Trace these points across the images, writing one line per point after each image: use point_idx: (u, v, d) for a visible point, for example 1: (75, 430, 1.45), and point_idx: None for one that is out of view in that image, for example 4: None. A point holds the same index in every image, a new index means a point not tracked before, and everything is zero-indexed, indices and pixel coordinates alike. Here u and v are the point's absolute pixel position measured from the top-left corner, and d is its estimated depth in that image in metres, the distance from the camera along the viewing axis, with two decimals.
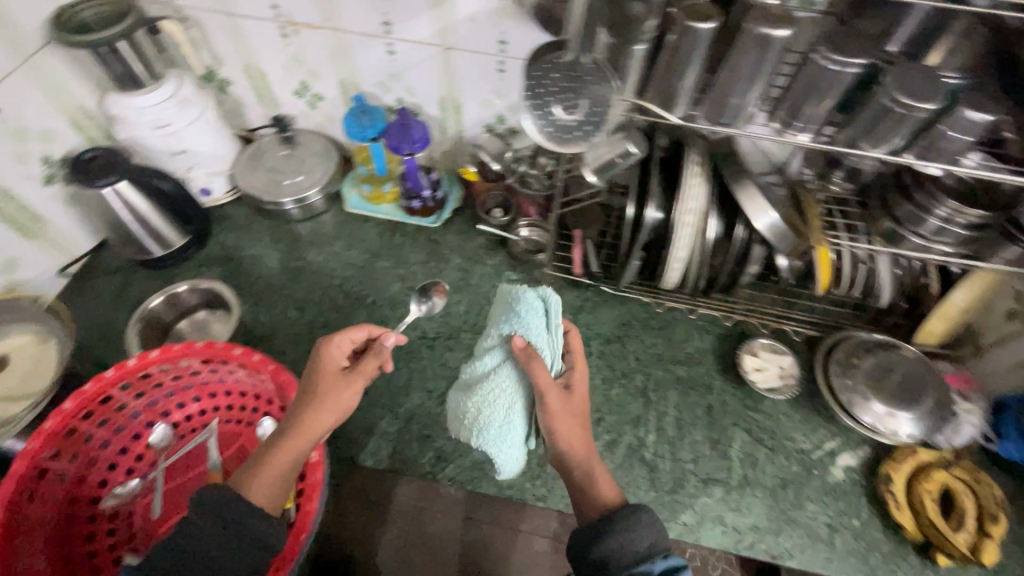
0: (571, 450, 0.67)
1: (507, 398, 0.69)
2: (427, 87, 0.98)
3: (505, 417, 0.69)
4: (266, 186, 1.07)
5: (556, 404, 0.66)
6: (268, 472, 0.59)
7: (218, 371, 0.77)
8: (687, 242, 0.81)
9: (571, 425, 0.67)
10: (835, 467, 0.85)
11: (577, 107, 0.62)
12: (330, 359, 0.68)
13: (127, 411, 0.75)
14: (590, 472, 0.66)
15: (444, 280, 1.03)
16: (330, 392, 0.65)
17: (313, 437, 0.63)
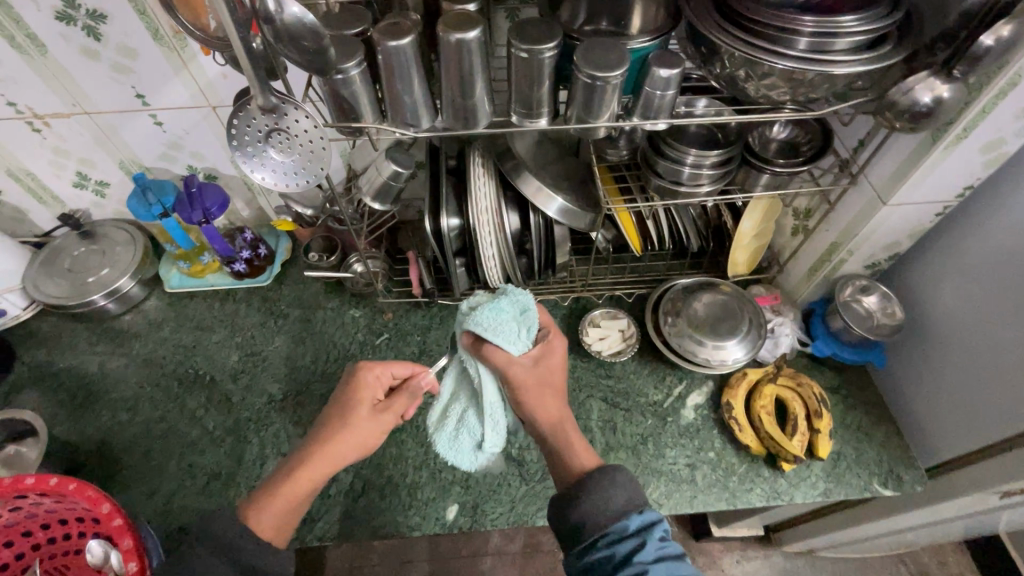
0: (545, 420, 0.70)
1: (463, 402, 0.78)
2: (212, 149, 0.95)
3: (460, 419, 0.78)
4: (68, 289, 0.99)
5: (519, 378, 0.71)
6: (277, 500, 0.65)
7: (21, 506, 0.67)
8: (492, 240, 0.84)
9: (540, 395, 0.71)
10: (686, 408, 0.90)
11: (290, 145, 0.55)
12: (362, 389, 0.73)
13: None
14: (564, 437, 0.69)
15: (285, 335, 0.99)
16: (356, 423, 0.70)
17: (326, 469, 0.68)
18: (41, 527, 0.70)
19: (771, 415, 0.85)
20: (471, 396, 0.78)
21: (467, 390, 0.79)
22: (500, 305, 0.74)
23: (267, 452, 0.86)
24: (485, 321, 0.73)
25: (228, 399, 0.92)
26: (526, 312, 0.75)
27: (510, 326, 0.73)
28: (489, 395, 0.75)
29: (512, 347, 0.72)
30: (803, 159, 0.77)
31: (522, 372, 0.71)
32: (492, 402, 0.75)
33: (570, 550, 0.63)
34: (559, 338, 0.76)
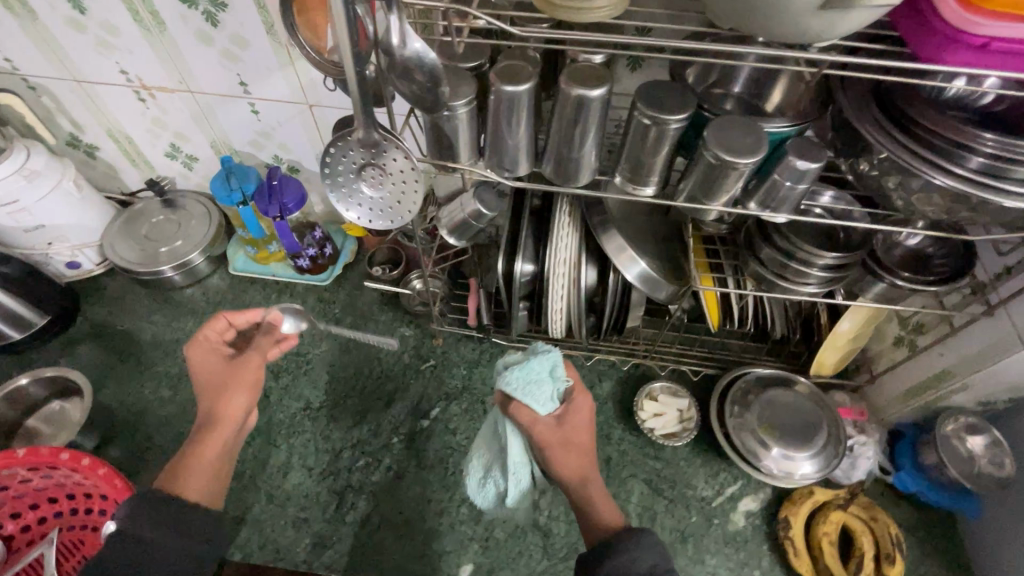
0: (568, 478, 0.62)
1: (490, 456, 0.72)
2: (301, 144, 0.95)
3: (485, 471, 0.73)
4: (140, 255, 1.00)
5: (541, 438, 0.63)
6: (201, 461, 0.58)
7: (51, 477, 0.69)
8: (563, 293, 0.79)
9: (565, 456, 0.62)
10: (736, 513, 0.82)
11: (385, 181, 0.51)
12: (201, 351, 0.64)
13: None
14: (589, 497, 0.61)
15: (333, 341, 0.98)
16: (223, 373, 0.63)
17: (224, 424, 0.61)
18: (62, 495, 0.71)
19: (833, 545, 0.76)
20: (498, 455, 0.71)
21: (493, 442, 0.72)
22: (530, 364, 0.67)
23: (293, 461, 0.84)
24: (516, 380, 0.66)
25: (266, 396, 0.90)
26: (558, 371, 0.67)
27: (541, 385, 0.65)
28: (516, 455, 0.68)
29: (540, 407, 0.64)
30: (934, 276, 0.68)
31: (547, 432, 0.63)
32: (518, 463, 0.68)
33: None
34: (584, 396, 0.67)
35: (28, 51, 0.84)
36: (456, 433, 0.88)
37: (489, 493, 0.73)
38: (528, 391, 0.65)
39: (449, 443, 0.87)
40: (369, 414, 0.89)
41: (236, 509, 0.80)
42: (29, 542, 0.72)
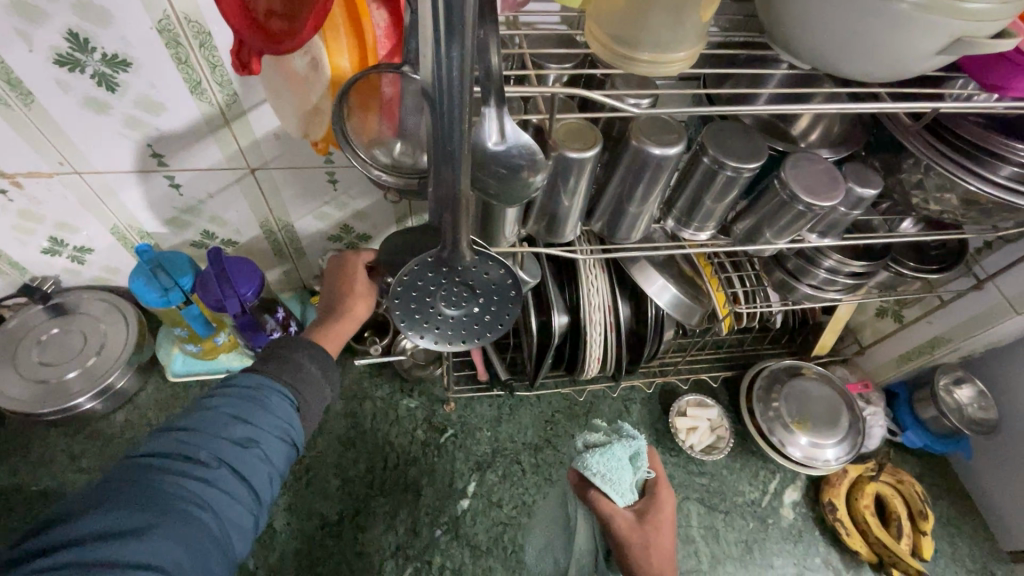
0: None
1: (560, 529, 0.71)
2: (240, 213, 0.77)
3: (548, 543, 0.72)
4: (39, 390, 0.77)
5: (619, 535, 0.56)
6: (336, 327, 0.58)
7: None
8: (600, 340, 0.73)
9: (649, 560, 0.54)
10: (785, 507, 0.85)
11: (466, 298, 0.41)
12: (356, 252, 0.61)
13: None
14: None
15: (329, 435, 0.83)
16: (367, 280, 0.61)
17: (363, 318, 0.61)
18: None
19: (875, 515, 0.82)
20: (565, 538, 0.70)
21: (563, 522, 0.72)
22: (610, 449, 0.62)
23: None
24: (597, 464, 0.60)
25: (269, 525, 0.75)
26: (640, 460, 0.63)
27: (623, 473, 0.60)
28: (583, 542, 0.65)
29: (617, 497, 0.59)
30: (935, 264, 0.72)
31: (626, 527, 0.56)
32: (585, 552, 0.64)
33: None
34: (669, 494, 0.61)
35: None
36: (502, 505, 0.80)
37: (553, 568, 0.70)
38: (609, 478, 0.59)
39: (498, 520, 0.79)
40: (400, 512, 0.78)
41: None
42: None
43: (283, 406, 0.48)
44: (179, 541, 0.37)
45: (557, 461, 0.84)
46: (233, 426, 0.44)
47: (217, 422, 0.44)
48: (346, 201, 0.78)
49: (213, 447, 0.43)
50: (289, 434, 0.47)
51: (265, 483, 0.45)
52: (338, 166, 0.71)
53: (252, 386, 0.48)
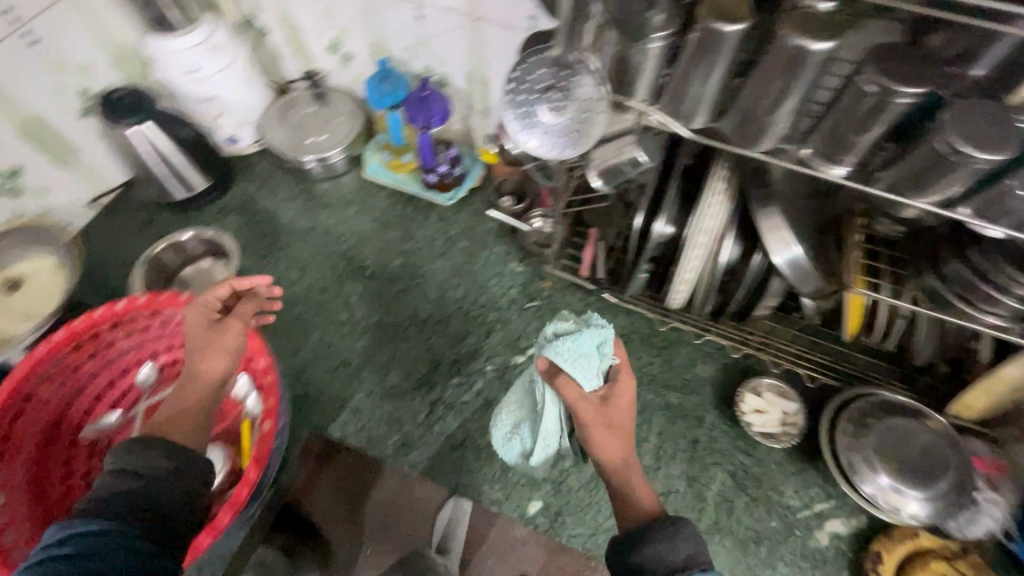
0: (610, 461, 0.59)
1: (522, 411, 0.72)
2: (456, 58, 0.93)
3: (514, 425, 0.73)
4: (289, 142, 1.07)
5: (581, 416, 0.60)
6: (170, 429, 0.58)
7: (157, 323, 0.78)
8: (696, 265, 0.74)
9: (607, 438, 0.58)
10: (821, 531, 0.78)
11: (564, 108, 0.57)
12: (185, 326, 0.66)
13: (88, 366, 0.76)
14: (627, 482, 0.58)
15: (447, 260, 1.00)
16: (210, 350, 0.64)
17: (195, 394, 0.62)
18: (177, 344, 0.80)
19: None
20: (532, 416, 0.71)
21: (529, 403, 0.72)
22: (580, 335, 0.63)
23: (394, 363, 0.90)
24: (565, 351, 0.62)
25: (379, 298, 0.96)
26: (608, 348, 0.63)
27: (591, 360, 0.62)
28: (548, 423, 0.67)
29: (584, 383, 0.61)
30: None
31: (590, 411, 0.59)
32: (550, 428, 0.67)
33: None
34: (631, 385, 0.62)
35: None
36: None
37: (513, 444, 0.74)
38: (576, 363, 0.62)
39: None
40: (468, 338, 0.92)
41: (340, 393, 0.88)
42: (113, 325, 0.77)
43: (117, 534, 0.48)
44: None
45: None
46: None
47: None
48: None
49: None
50: (130, 527, 0.49)
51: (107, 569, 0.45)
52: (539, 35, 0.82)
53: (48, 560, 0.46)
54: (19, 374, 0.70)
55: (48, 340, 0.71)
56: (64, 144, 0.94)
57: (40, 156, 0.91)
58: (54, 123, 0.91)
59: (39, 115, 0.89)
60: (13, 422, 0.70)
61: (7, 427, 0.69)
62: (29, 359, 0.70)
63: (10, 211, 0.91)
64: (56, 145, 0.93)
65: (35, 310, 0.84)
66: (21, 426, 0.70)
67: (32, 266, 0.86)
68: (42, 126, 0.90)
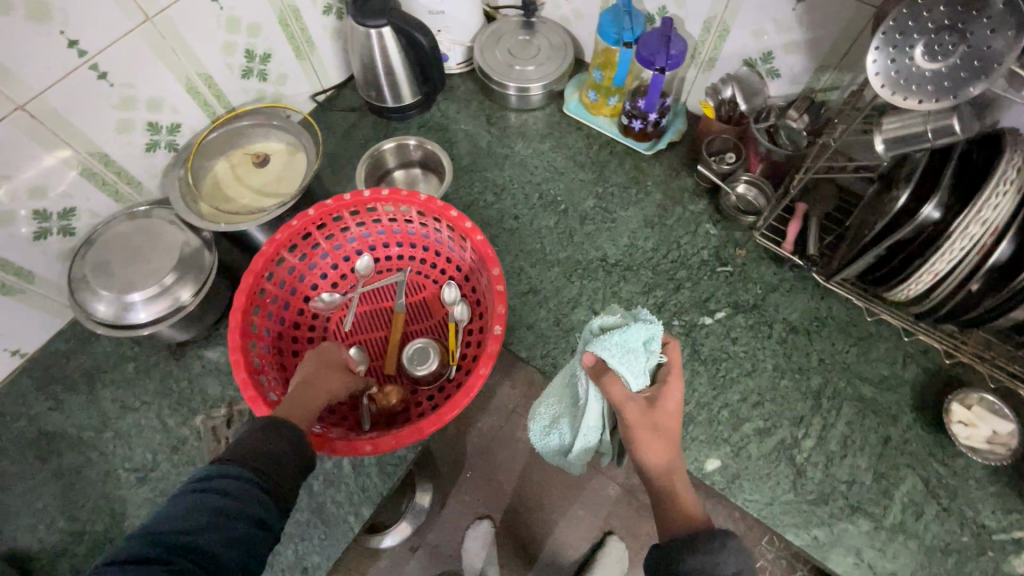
0: (654, 466, 0.64)
1: (562, 406, 0.76)
2: (700, 2, 0.90)
3: (553, 419, 0.77)
4: (497, 66, 1.07)
5: (630, 420, 0.64)
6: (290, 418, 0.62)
7: (382, 221, 0.83)
8: (954, 257, 0.69)
9: (654, 442, 0.63)
10: (1017, 558, 0.73)
11: (946, 54, 0.55)
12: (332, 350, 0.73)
13: (321, 249, 0.82)
14: (672, 487, 0.63)
15: (639, 210, 0.99)
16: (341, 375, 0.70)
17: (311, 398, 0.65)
18: (396, 243, 0.86)
19: None
20: (572, 413, 0.75)
21: (569, 400, 0.75)
22: (627, 331, 0.66)
23: (582, 299, 0.91)
24: (612, 347, 0.65)
25: (570, 235, 0.97)
26: (654, 346, 0.66)
27: (637, 358, 0.65)
28: (589, 420, 0.71)
29: (631, 382, 0.65)
30: None
31: (635, 412, 0.63)
32: (590, 425, 0.71)
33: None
34: (677, 385, 0.67)
35: None
36: (736, 343, 0.87)
37: (552, 440, 0.78)
38: (626, 361, 0.64)
39: (726, 349, 0.87)
40: (655, 290, 0.92)
41: (528, 317, 0.91)
42: (351, 212, 0.81)
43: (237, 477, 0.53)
44: (234, 544, 0.48)
45: (804, 350, 0.86)
46: (213, 501, 0.50)
47: (195, 510, 0.49)
48: (790, 27, 0.84)
49: (209, 512, 0.49)
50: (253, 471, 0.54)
51: (256, 504, 0.52)
52: None
53: (209, 483, 0.52)
54: (278, 240, 0.76)
55: (304, 216, 0.77)
56: (305, 36, 0.99)
57: (287, 46, 0.97)
58: (305, 16, 0.97)
59: (296, 6, 0.94)
60: (267, 281, 0.77)
61: (262, 284, 0.76)
62: (287, 229, 0.76)
63: (255, 93, 0.98)
64: (301, 38, 0.99)
65: (274, 187, 0.90)
66: (269, 287, 0.77)
67: (270, 147, 0.94)
68: (296, 18, 0.95)
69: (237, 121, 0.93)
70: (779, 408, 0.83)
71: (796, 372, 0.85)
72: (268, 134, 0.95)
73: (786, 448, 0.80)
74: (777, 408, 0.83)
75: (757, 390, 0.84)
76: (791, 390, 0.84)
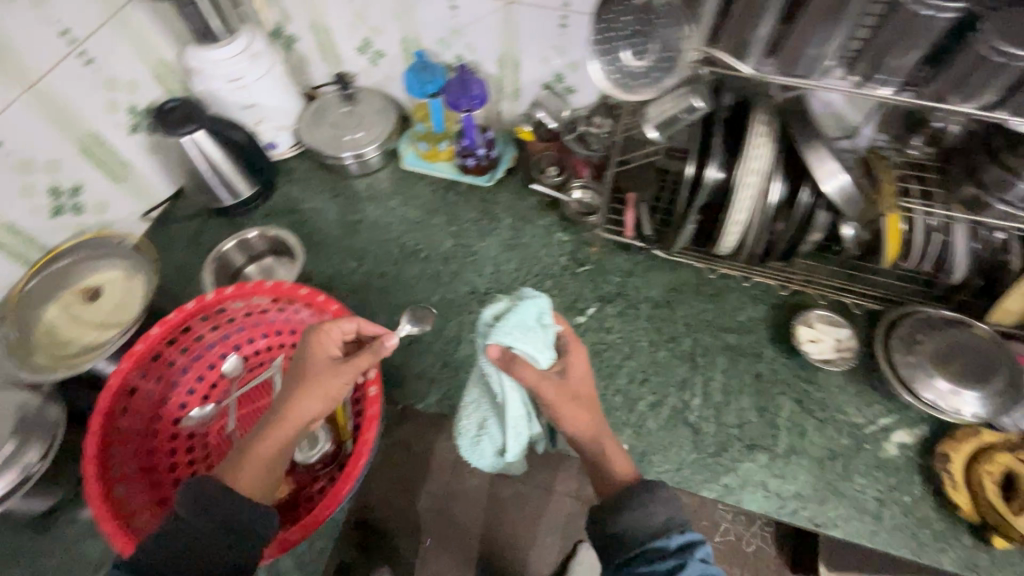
0: (583, 435, 0.67)
1: (482, 410, 0.76)
2: (488, 44, 0.99)
3: (479, 425, 0.76)
4: (327, 141, 1.10)
5: (550, 397, 0.66)
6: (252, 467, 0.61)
7: (237, 319, 0.81)
8: (746, 206, 0.79)
9: (576, 410, 0.67)
10: (889, 442, 0.83)
11: (646, 52, 0.68)
12: (318, 346, 0.66)
13: (178, 366, 0.79)
14: (602, 452, 0.67)
15: (495, 237, 1.04)
16: (310, 373, 0.64)
17: (287, 427, 0.62)
18: (261, 335, 0.84)
19: (996, 485, 0.76)
20: (494, 413, 0.75)
21: (487, 401, 0.76)
22: (520, 313, 0.68)
23: (464, 336, 0.94)
24: (512, 332, 0.66)
25: (438, 278, 1.00)
26: (547, 318, 0.69)
27: (538, 336, 0.68)
28: (513, 412, 0.71)
29: (539, 359, 0.67)
30: None
31: (553, 389, 0.66)
32: (516, 418, 0.72)
33: (608, 560, 0.61)
34: (578, 348, 0.72)
35: None
36: (611, 332, 0.93)
37: (482, 447, 0.78)
38: (528, 339, 0.66)
39: (604, 340, 0.93)
40: None
41: (416, 368, 0.91)
42: (202, 319, 0.79)
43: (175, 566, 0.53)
44: None
45: (670, 320, 0.94)
46: None
47: None
48: (567, 49, 0.95)
49: None
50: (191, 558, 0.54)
51: None
52: (570, 10, 0.88)
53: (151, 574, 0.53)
54: (123, 370, 0.73)
55: (146, 337, 0.75)
56: (115, 159, 0.97)
57: (96, 173, 0.94)
58: (109, 139, 0.95)
59: (96, 132, 0.92)
60: (121, 415, 0.73)
61: (116, 420, 0.72)
62: (131, 355, 0.74)
63: (74, 229, 0.94)
64: (111, 162, 0.96)
65: (112, 318, 0.86)
66: (126, 421, 0.74)
67: (103, 277, 0.89)
68: (99, 143, 0.93)
69: (56, 262, 0.87)
70: (663, 379, 0.88)
71: (669, 341, 0.92)
72: (97, 264, 0.90)
73: (679, 413, 0.86)
74: (661, 379, 0.89)
75: (640, 369, 0.90)
76: (670, 359, 0.90)
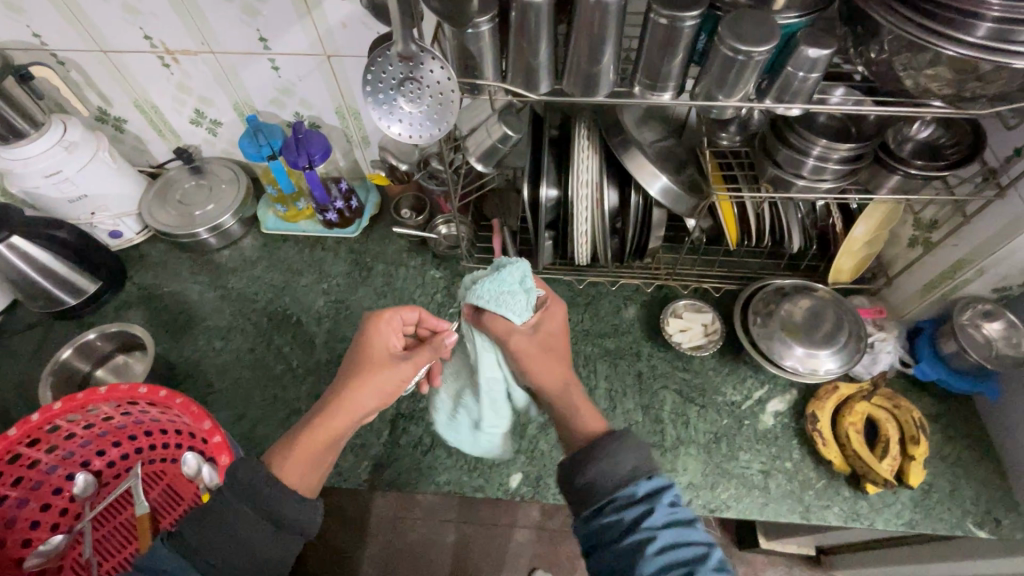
0: (551, 389, 0.66)
1: (462, 382, 0.80)
2: (322, 99, 0.98)
3: (456, 399, 0.80)
4: (176, 219, 1.04)
5: (520, 347, 0.68)
6: (303, 447, 0.61)
7: (77, 433, 0.74)
8: (587, 216, 0.82)
9: (545, 360, 0.68)
10: (765, 413, 0.86)
11: None
12: (375, 338, 0.70)
13: (11, 501, 0.71)
14: (571, 401, 0.65)
15: (368, 287, 1.02)
16: (379, 370, 0.68)
17: (346, 413, 0.64)
18: (113, 445, 0.78)
19: (859, 433, 0.81)
20: (471, 384, 0.78)
21: (467, 374, 0.79)
22: (501, 276, 0.70)
23: None
24: (487, 293, 0.70)
25: (312, 341, 0.96)
26: (529, 282, 0.71)
27: (512, 295, 0.69)
28: (489, 374, 0.74)
29: (513, 316, 0.69)
30: (947, 163, 0.69)
31: (524, 340, 0.68)
32: (494, 381, 0.74)
33: (579, 512, 0.55)
34: (556, 302, 0.74)
35: (58, 26, 0.88)
36: None
37: (461, 424, 0.80)
38: (497, 298, 0.69)
39: None
40: None
41: None
42: (30, 442, 0.71)
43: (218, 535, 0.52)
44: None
45: None
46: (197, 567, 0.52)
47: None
48: None
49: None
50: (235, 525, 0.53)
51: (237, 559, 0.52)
52: None
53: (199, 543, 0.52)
54: None
55: None
56: None
57: None
58: None
59: None
60: None
61: None
62: None
63: None
64: None
65: None
66: None
67: None
68: None
69: None
70: None
71: None
72: None
73: None
74: None
75: None
76: None
